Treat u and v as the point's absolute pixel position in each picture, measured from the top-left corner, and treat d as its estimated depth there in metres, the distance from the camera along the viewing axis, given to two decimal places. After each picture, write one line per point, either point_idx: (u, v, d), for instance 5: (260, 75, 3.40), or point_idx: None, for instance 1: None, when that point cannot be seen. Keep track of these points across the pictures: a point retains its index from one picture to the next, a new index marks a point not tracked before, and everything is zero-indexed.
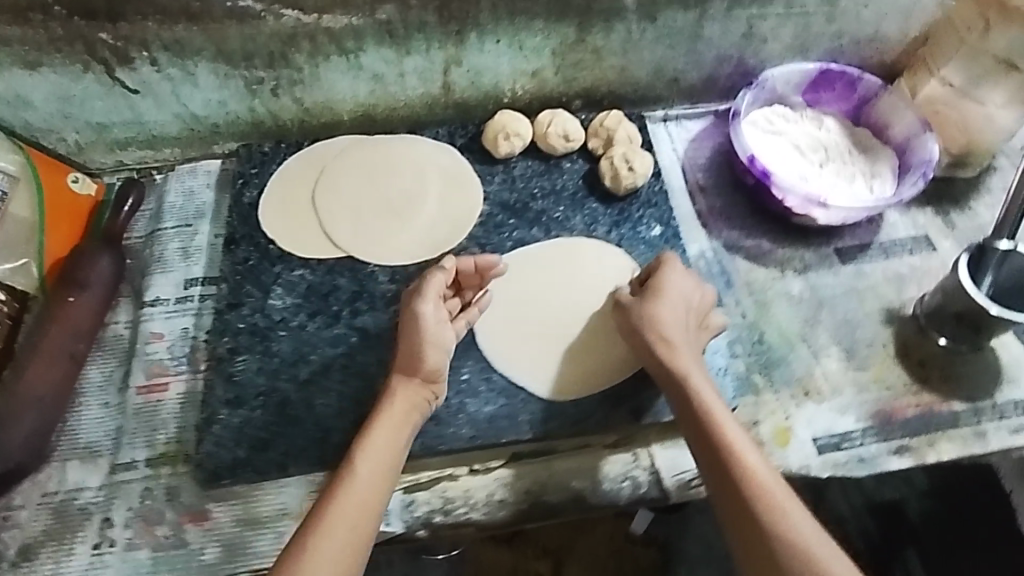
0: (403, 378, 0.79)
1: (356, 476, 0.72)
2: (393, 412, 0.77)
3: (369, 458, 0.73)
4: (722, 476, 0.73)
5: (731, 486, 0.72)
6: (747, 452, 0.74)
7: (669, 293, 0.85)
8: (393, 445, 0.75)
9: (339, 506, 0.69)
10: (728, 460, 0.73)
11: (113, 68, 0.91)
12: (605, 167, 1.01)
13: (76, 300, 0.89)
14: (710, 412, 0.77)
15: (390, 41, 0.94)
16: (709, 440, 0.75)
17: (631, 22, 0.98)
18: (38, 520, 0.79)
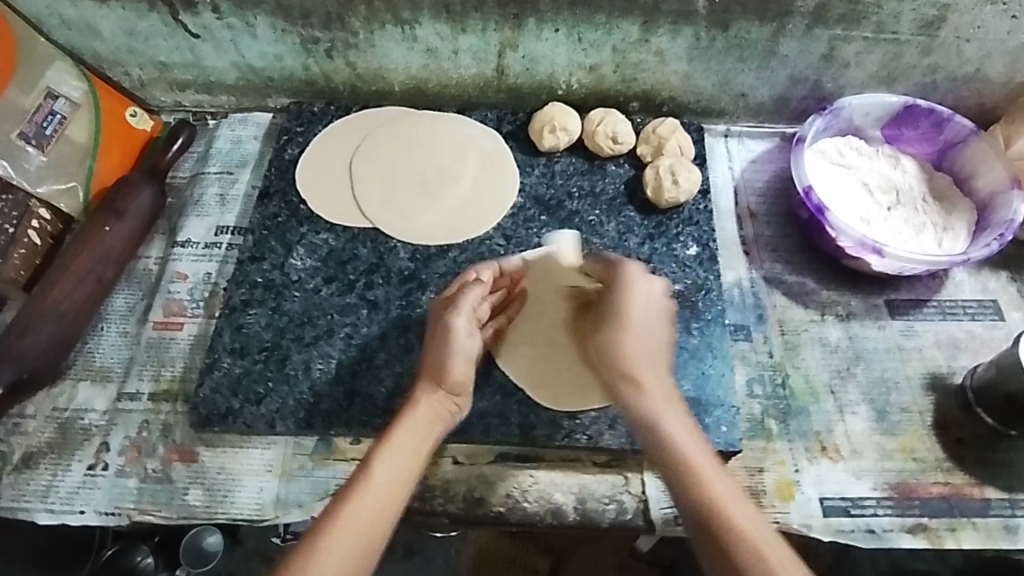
0: (429, 386, 0.73)
1: (372, 483, 0.64)
2: (419, 417, 0.70)
3: (387, 466, 0.65)
4: (706, 534, 0.60)
5: (719, 546, 0.59)
6: (730, 503, 0.60)
7: (636, 297, 0.73)
8: (417, 452, 0.68)
9: (349, 512, 0.61)
10: (712, 512, 0.60)
11: (177, 11, 0.92)
12: (649, 176, 0.96)
13: (111, 229, 0.90)
14: (680, 449, 0.64)
15: (446, 16, 0.92)
16: (686, 487, 0.62)
17: (701, 27, 0.92)
18: (44, 431, 0.83)
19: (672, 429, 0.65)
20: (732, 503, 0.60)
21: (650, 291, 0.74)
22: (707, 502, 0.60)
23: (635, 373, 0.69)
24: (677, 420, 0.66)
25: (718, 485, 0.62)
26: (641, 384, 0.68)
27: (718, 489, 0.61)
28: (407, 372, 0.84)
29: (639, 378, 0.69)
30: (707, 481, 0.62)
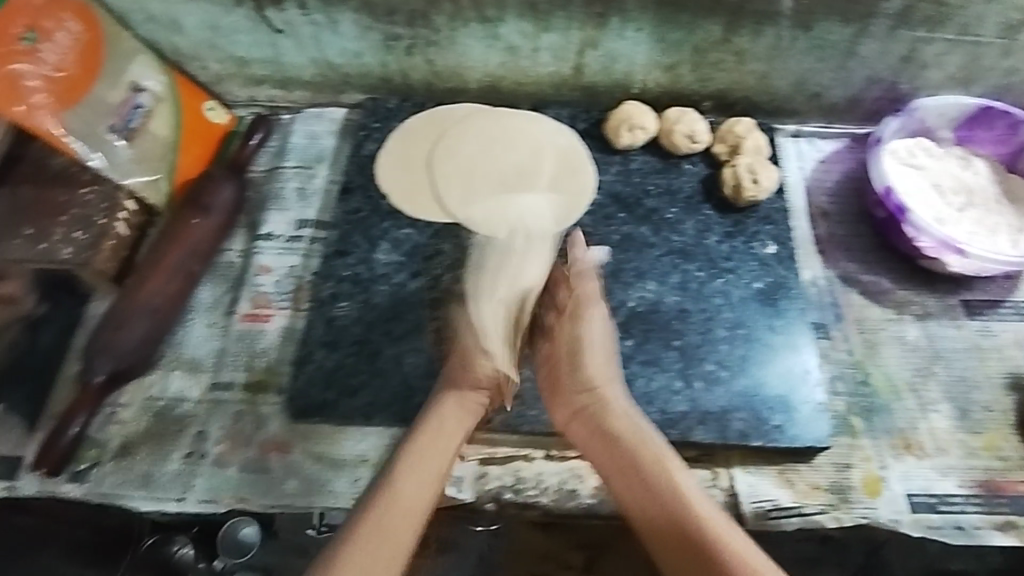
0: (456, 391, 0.80)
1: (399, 491, 0.72)
2: (442, 424, 0.78)
3: (412, 478, 0.73)
4: (687, 553, 0.69)
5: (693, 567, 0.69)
6: (715, 521, 0.70)
7: (585, 344, 0.82)
8: (443, 460, 0.76)
9: (377, 524, 0.69)
10: (692, 535, 0.70)
11: (264, 7, 0.93)
12: (728, 175, 0.97)
13: (199, 223, 0.92)
14: (670, 482, 0.73)
15: (531, 14, 0.92)
16: (665, 516, 0.72)
17: (784, 28, 0.93)
18: (140, 420, 0.84)
19: (659, 465, 0.75)
20: (718, 524, 0.70)
21: (595, 333, 0.83)
22: (690, 526, 0.70)
23: (617, 417, 0.79)
24: (665, 455, 0.76)
25: (703, 508, 0.71)
26: (632, 431, 0.78)
27: (701, 510, 0.71)
28: None
29: (616, 419, 0.79)
30: (691, 507, 0.71)
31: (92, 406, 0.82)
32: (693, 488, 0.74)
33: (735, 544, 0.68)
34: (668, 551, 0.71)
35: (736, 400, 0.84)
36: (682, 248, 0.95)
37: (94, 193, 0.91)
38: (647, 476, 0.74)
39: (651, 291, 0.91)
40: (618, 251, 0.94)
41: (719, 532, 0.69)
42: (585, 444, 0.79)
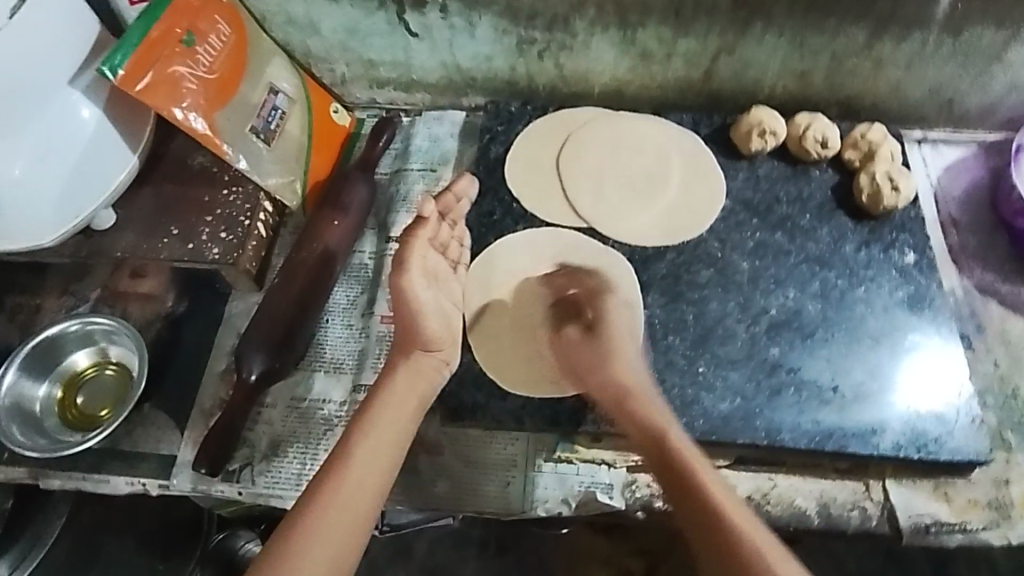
0: (410, 357, 0.79)
1: (351, 467, 0.70)
2: (399, 392, 0.76)
3: (368, 455, 0.71)
4: (710, 536, 0.66)
5: (714, 551, 0.65)
6: (739, 513, 0.67)
7: (631, 389, 0.77)
8: (400, 430, 0.74)
9: (327, 499, 0.67)
10: (721, 522, 0.66)
11: (406, 10, 0.94)
12: (864, 183, 0.96)
13: (339, 224, 0.92)
14: (699, 478, 0.70)
15: (674, 19, 0.92)
16: (693, 502, 0.68)
17: (931, 33, 0.91)
18: (286, 420, 0.84)
19: (698, 460, 0.71)
20: (743, 516, 0.66)
21: (633, 374, 0.79)
22: (718, 513, 0.67)
23: (650, 416, 0.75)
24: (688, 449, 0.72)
25: (728, 501, 0.68)
26: (664, 427, 0.74)
27: (725, 501, 0.68)
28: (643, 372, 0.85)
29: (652, 411, 0.76)
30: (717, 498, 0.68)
31: (243, 406, 0.81)
32: (722, 484, 0.69)
33: (754, 535, 0.65)
34: (695, 531, 0.67)
35: (890, 411, 0.83)
36: (819, 255, 0.94)
37: (238, 195, 0.92)
38: (686, 466, 0.70)
39: (792, 298, 0.90)
40: (755, 258, 0.94)
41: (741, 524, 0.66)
42: (639, 435, 0.75)
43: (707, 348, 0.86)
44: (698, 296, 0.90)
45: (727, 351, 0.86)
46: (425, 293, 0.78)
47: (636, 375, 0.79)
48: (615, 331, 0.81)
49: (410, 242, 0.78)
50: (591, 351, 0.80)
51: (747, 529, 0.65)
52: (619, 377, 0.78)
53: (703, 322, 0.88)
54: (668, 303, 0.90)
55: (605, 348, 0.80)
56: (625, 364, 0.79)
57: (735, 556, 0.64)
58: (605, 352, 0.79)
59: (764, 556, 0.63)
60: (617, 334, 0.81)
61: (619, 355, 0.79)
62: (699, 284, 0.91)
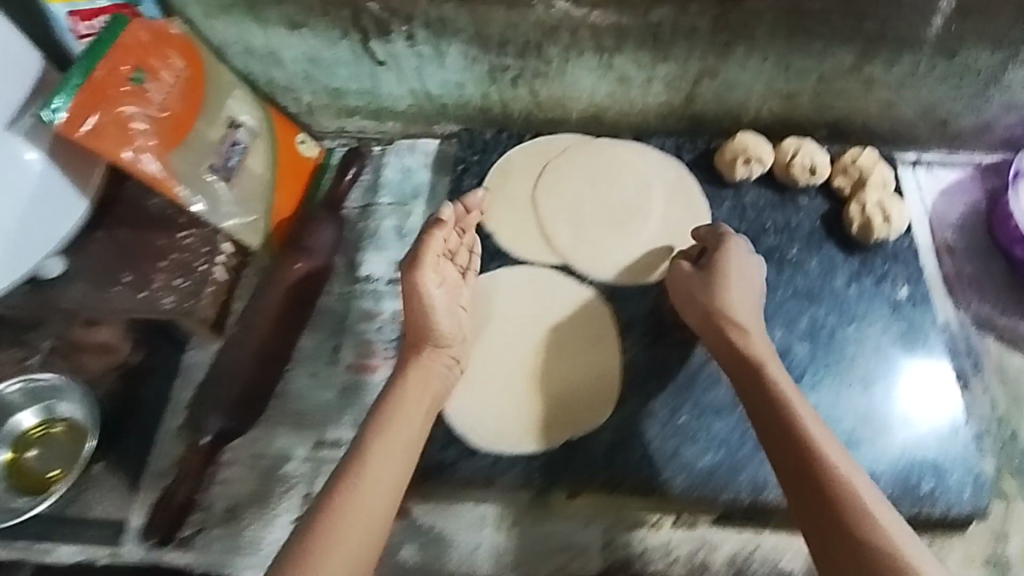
0: (417, 360, 0.76)
1: (371, 462, 0.66)
2: (411, 391, 0.73)
3: (388, 449, 0.67)
4: (810, 501, 0.61)
5: (815, 508, 0.60)
6: (840, 460, 0.62)
7: (727, 313, 0.76)
8: (415, 428, 0.71)
9: (355, 492, 0.63)
10: (823, 472, 0.61)
11: (370, 39, 0.89)
12: (854, 212, 0.91)
13: (302, 266, 0.88)
14: (794, 418, 0.65)
15: (652, 44, 0.87)
16: (791, 454, 0.63)
17: (923, 55, 0.86)
18: (245, 480, 0.81)
19: (792, 401, 0.67)
20: (845, 465, 0.62)
21: (732, 303, 0.76)
22: (816, 465, 0.62)
23: (745, 351, 0.73)
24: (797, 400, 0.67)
25: (830, 447, 0.63)
26: (763, 366, 0.71)
27: (823, 444, 0.63)
28: (622, 422, 0.81)
29: (752, 348, 0.73)
30: (817, 440, 0.64)
31: (201, 471, 0.77)
32: (822, 429, 0.65)
33: (858, 488, 0.60)
34: (793, 486, 0.63)
35: (880, 460, 0.79)
36: (807, 290, 0.89)
37: (194, 238, 0.88)
38: (781, 413, 0.66)
39: (778, 338, 0.86)
40: None
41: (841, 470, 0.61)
42: (733, 371, 0.74)
43: (690, 395, 0.82)
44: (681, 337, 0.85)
45: (711, 397, 0.82)
46: (436, 295, 0.77)
47: (743, 310, 0.76)
48: (729, 269, 0.78)
49: (428, 236, 0.76)
50: (692, 279, 0.80)
51: (849, 480, 0.61)
52: (721, 303, 0.76)
53: (687, 367, 0.83)
54: (649, 346, 0.85)
55: (709, 280, 0.78)
56: (733, 294, 0.77)
57: (842, 515, 0.59)
58: (710, 278, 0.78)
59: (869, 513, 0.58)
60: (731, 272, 0.78)
61: (731, 279, 0.78)
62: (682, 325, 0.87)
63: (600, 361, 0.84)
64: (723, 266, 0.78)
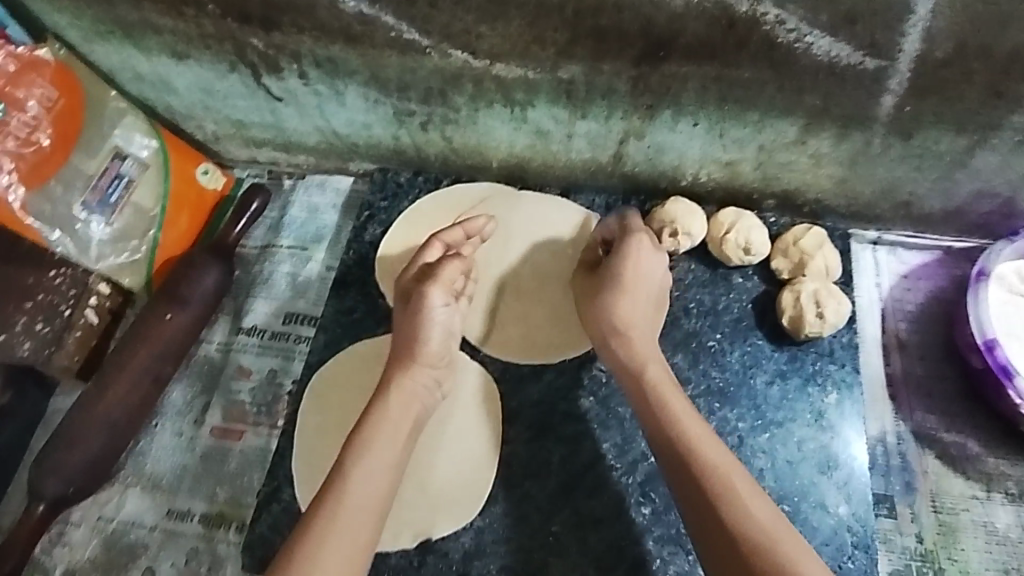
0: (399, 377, 0.69)
1: (351, 489, 0.60)
2: (394, 410, 0.66)
3: (367, 474, 0.61)
4: (709, 530, 0.58)
5: (716, 536, 0.57)
6: (735, 481, 0.59)
7: (624, 325, 0.71)
8: (398, 448, 0.65)
9: (333, 524, 0.58)
10: (717, 496, 0.59)
11: (261, 74, 0.81)
12: (787, 300, 0.80)
13: (173, 318, 0.82)
14: (687, 445, 0.62)
15: (566, 101, 0.76)
16: (685, 474, 0.61)
17: (876, 134, 0.74)
18: (88, 545, 0.77)
19: (680, 420, 0.64)
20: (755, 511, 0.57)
21: (628, 313, 0.71)
22: (713, 489, 0.59)
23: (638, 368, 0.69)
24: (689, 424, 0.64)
25: (729, 472, 0.60)
26: (655, 383, 0.68)
27: (720, 467, 0.60)
28: (488, 525, 0.73)
29: (639, 361, 0.69)
30: (707, 461, 0.61)
31: (31, 543, 0.74)
32: (715, 446, 0.62)
33: (754, 512, 0.57)
34: (694, 514, 0.60)
35: None
36: (721, 388, 0.80)
37: (64, 279, 0.83)
38: (674, 433, 0.63)
39: None
40: None
41: (741, 497, 0.58)
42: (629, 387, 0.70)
43: (568, 501, 0.74)
44: (569, 432, 0.77)
45: (591, 507, 0.74)
46: (439, 314, 0.71)
47: (638, 319, 0.71)
48: (624, 258, 0.72)
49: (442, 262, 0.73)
50: (594, 284, 0.74)
51: (745, 502, 0.58)
52: (622, 313, 0.71)
53: (570, 467, 0.75)
54: (532, 438, 0.77)
55: (602, 288, 0.73)
56: (623, 288, 0.72)
57: (739, 545, 0.56)
58: (605, 284, 0.73)
59: (769, 541, 0.55)
60: (628, 260, 0.72)
61: (627, 291, 0.72)
62: (575, 418, 0.78)
63: (478, 453, 0.76)
64: (616, 271, 0.72)
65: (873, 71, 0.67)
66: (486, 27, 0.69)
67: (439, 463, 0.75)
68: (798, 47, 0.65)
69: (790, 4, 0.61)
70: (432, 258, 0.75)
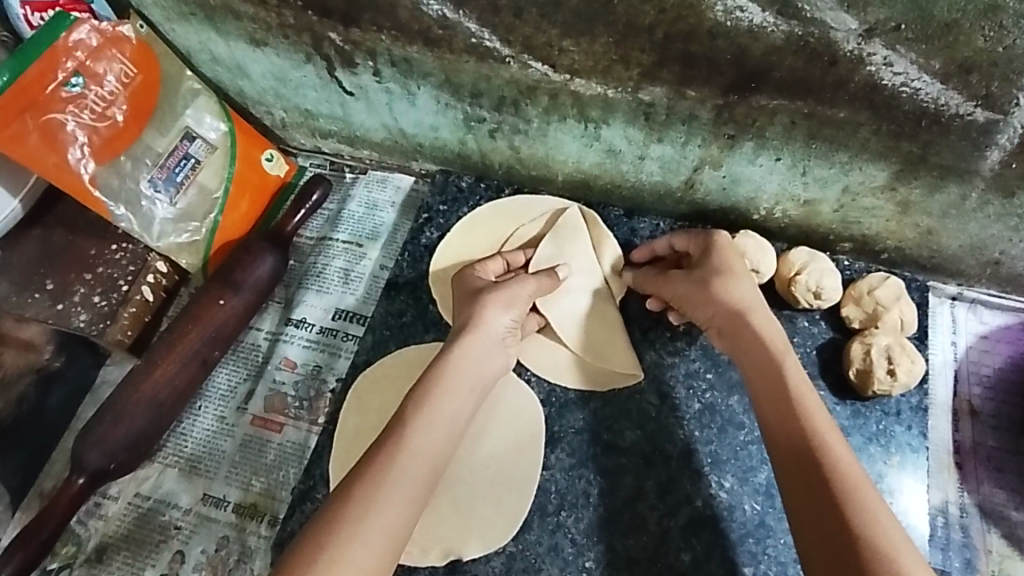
0: (465, 336, 0.68)
1: (410, 436, 0.58)
2: (458, 369, 0.65)
3: (430, 422, 0.60)
4: (824, 509, 0.53)
5: (828, 535, 0.52)
6: (859, 478, 0.55)
7: (743, 306, 0.68)
8: (459, 406, 0.63)
9: (394, 464, 0.56)
10: (840, 492, 0.54)
11: (335, 68, 0.80)
12: (856, 353, 0.76)
13: (225, 303, 0.82)
14: (808, 418, 0.59)
15: (644, 122, 0.73)
16: (802, 464, 0.57)
17: (975, 188, 0.69)
18: (123, 519, 0.78)
19: (807, 407, 0.60)
20: (873, 499, 0.54)
21: (743, 295, 0.68)
22: (836, 485, 0.54)
23: (772, 356, 0.64)
24: (811, 399, 0.61)
25: (853, 470, 0.55)
26: (784, 368, 0.63)
27: (843, 463, 0.56)
28: (520, 552, 0.71)
29: (772, 343, 0.65)
30: (843, 466, 0.55)
31: (68, 512, 0.75)
32: (842, 445, 0.57)
33: (874, 506, 0.53)
34: (807, 502, 0.55)
35: None
36: None
37: (125, 253, 0.87)
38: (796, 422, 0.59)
39: (727, 490, 0.73)
40: (695, 426, 0.76)
41: (863, 495, 0.54)
42: (756, 373, 0.65)
43: (603, 537, 0.71)
44: (611, 467, 0.74)
45: (628, 547, 0.71)
46: (500, 328, 0.69)
47: (754, 300, 0.68)
48: (730, 265, 0.71)
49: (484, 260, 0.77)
50: (695, 282, 0.71)
51: (865, 492, 0.54)
52: (735, 297, 0.68)
53: (609, 502, 0.73)
54: (573, 466, 0.74)
55: (706, 277, 0.70)
56: (738, 284, 0.69)
57: (853, 532, 0.51)
58: (708, 278, 0.70)
59: (886, 542, 0.51)
60: (732, 266, 0.71)
61: (736, 276, 0.70)
62: (619, 450, 0.75)
63: (523, 471, 0.74)
64: (718, 264, 0.71)
65: (981, 123, 0.62)
66: (571, 42, 0.66)
67: (486, 477, 0.73)
68: (904, 90, 0.61)
69: (901, 46, 0.58)
70: (496, 271, 0.77)
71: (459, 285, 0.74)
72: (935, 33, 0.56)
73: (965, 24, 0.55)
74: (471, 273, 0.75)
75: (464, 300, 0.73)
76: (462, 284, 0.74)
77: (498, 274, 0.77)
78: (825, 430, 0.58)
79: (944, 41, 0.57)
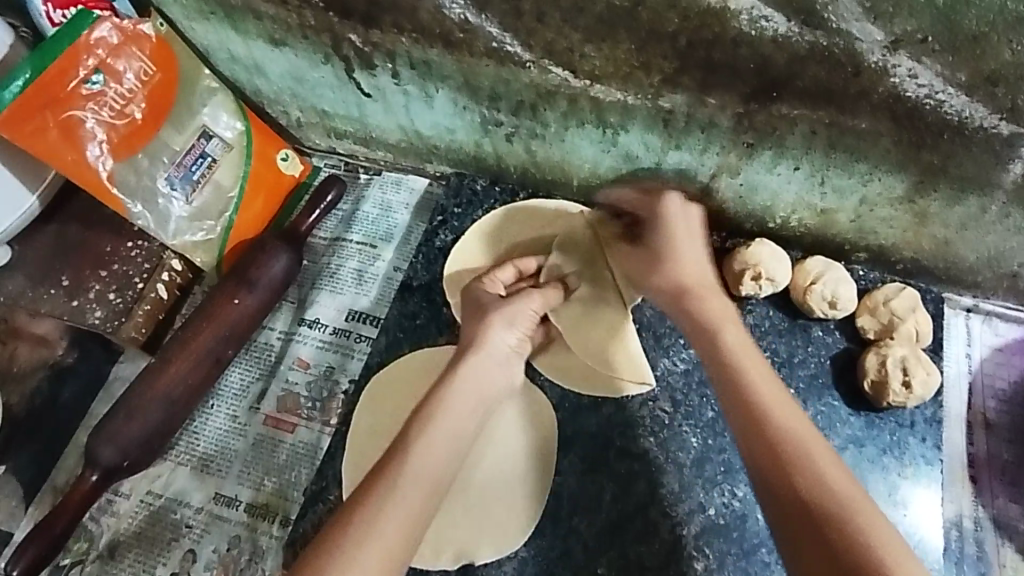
0: (468, 355, 0.66)
1: (411, 458, 0.57)
2: (462, 389, 0.63)
3: (432, 443, 0.59)
4: (782, 480, 0.52)
5: (788, 507, 0.51)
6: (809, 442, 0.54)
7: (689, 282, 0.67)
8: (463, 426, 0.62)
9: (393, 489, 0.55)
10: (794, 460, 0.53)
11: (354, 69, 0.80)
12: (870, 363, 0.76)
13: (240, 302, 0.82)
14: (756, 387, 0.58)
15: (662, 129, 0.73)
16: (754, 431, 0.55)
17: (995, 201, 0.69)
18: (135, 517, 0.78)
19: (754, 381, 0.59)
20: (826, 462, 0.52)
21: (691, 272, 0.68)
22: (789, 453, 0.53)
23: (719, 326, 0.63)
24: (757, 367, 0.60)
25: (803, 435, 0.54)
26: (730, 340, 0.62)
27: (792, 428, 0.55)
28: (531, 557, 0.71)
29: (716, 315, 0.64)
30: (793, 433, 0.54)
31: (81, 507, 0.75)
32: (789, 409, 0.56)
33: (827, 471, 0.52)
34: (762, 473, 0.53)
35: None
36: None
37: (140, 251, 0.87)
38: (743, 397, 0.57)
39: (740, 499, 0.73)
40: (708, 434, 0.76)
41: (815, 460, 0.52)
42: (702, 343, 0.64)
43: (615, 544, 0.71)
44: (624, 473, 0.74)
45: (640, 555, 0.71)
46: (503, 347, 0.68)
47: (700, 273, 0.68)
48: (674, 239, 0.69)
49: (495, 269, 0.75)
50: (641, 260, 0.70)
51: (817, 455, 0.53)
52: (685, 274, 0.68)
53: (621, 509, 0.73)
54: (585, 472, 0.74)
55: (652, 255, 0.69)
56: (683, 260, 0.68)
57: (813, 501, 0.50)
58: (655, 254, 0.69)
59: (847, 507, 0.50)
60: (677, 239, 0.69)
61: (679, 251, 0.69)
62: (631, 456, 0.75)
63: (535, 476, 0.74)
64: (663, 239, 0.69)
65: (1005, 135, 0.62)
66: (592, 47, 0.66)
67: (499, 481, 0.73)
68: (928, 102, 0.61)
69: (927, 57, 0.58)
70: (505, 280, 0.75)
71: (466, 296, 0.72)
72: (962, 45, 0.56)
73: (993, 36, 0.55)
74: (482, 283, 0.73)
75: (469, 315, 0.71)
76: (471, 297, 0.72)
77: (508, 283, 0.75)
78: (769, 396, 0.57)
79: (970, 53, 0.56)
